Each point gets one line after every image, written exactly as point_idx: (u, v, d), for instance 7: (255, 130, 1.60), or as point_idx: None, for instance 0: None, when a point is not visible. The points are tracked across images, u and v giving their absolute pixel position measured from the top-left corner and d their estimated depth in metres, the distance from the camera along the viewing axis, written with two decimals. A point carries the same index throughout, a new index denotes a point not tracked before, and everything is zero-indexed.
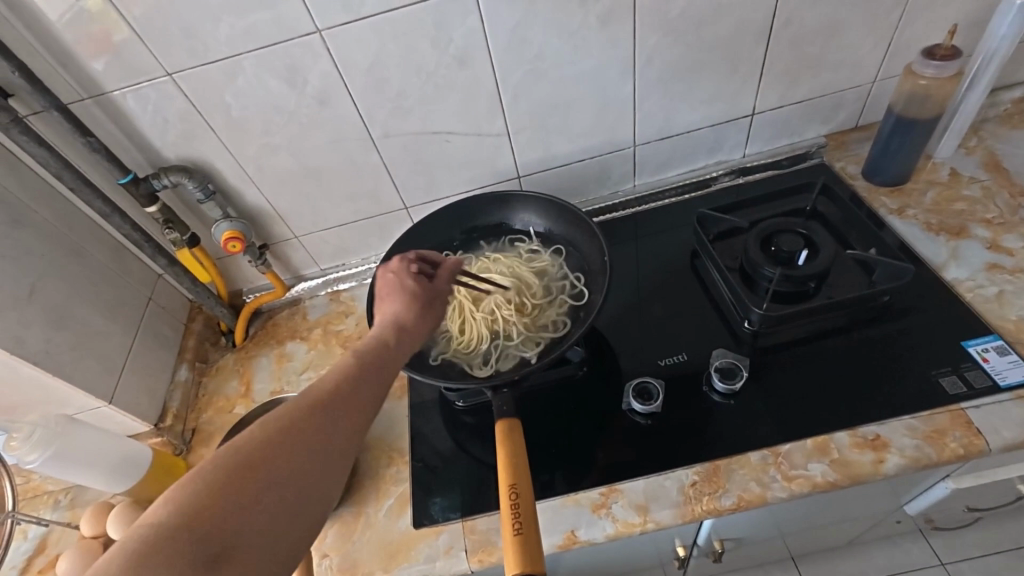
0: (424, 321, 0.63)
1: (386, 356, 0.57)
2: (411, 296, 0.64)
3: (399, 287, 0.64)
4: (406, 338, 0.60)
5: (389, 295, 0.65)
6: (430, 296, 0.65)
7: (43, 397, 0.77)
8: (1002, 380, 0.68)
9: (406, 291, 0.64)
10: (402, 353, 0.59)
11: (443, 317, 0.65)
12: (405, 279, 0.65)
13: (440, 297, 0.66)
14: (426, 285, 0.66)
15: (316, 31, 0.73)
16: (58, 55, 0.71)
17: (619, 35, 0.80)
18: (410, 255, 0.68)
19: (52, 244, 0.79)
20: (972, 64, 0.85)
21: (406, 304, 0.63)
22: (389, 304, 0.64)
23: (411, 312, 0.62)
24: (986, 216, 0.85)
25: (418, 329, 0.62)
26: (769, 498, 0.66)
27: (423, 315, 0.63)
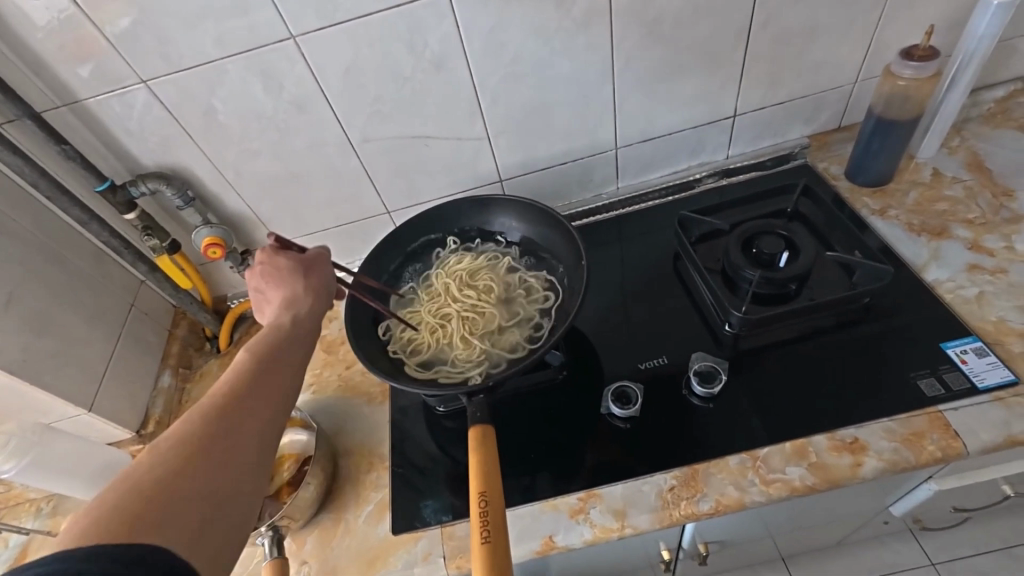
0: (315, 287, 0.66)
1: (296, 333, 0.61)
2: (291, 271, 0.67)
3: (285, 275, 0.66)
4: (309, 309, 0.64)
5: (269, 285, 0.66)
6: (306, 266, 0.68)
7: (21, 406, 0.76)
8: (980, 382, 0.68)
9: (282, 270, 0.66)
10: (302, 333, 0.61)
11: (330, 275, 0.69)
12: (274, 257, 0.67)
13: (317, 261, 0.69)
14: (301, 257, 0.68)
15: (290, 37, 0.73)
16: (31, 64, 0.71)
17: (596, 38, 0.80)
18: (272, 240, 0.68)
19: (29, 252, 0.79)
20: (952, 65, 0.84)
21: (299, 287, 0.65)
22: (274, 293, 0.66)
23: (306, 284, 0.66)
24: (968, 216, 0.85)
25: (317, 298, 0.66)
26: (746, 502, 0.66)
27: (310, 291, 0.66)
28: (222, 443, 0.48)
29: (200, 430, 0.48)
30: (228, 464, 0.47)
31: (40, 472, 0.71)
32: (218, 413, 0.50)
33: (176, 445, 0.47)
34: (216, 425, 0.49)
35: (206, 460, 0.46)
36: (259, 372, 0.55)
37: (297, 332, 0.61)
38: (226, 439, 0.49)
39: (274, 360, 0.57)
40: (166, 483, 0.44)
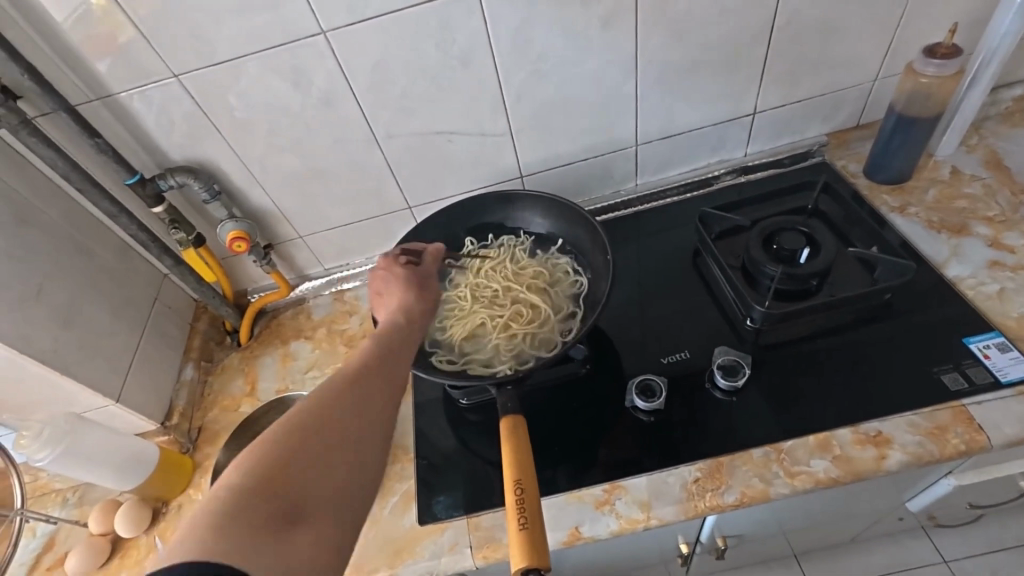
0: (427, 297, 0.70)
1: (408, 336, 0.63)
2: (406, 283, 0.70)
3: (393, 279, 0.71)
4: (410, 311, 0.66)
5: (386, 290, 0.70)
6: (420, 278, 0.72)
7: (51, 396, 0.77)
8: (1003, 376, 0.69)
9: (400, 279, 0.70)
10: (413, 338, 0.63)
11: (439, 292, 0.72)
12: (393, 267, 0.72)
13: (429, 276, 0.73)
14: (415, 269, 0.72)
15: (321, 32, 0.74)
16: (66, 58, 0.72)
17: (620, 35, 0.81)
18: (396, 251, 0.75)
19: (60, 244, 0.80)
20: (973, 63, 0.85)
21: (405, 292, 0.68)
22: (388, 299, 0.69)
23: (413, 295, 0.68)
24: (987, 214, 0.85)
25: (423, 314, 0.67)
26: (771, 494, 0.67)
27: (415, 293, 0.69)
28: (318, 456, 0.47)
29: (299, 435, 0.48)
30: (332, 467, 0.47)
31: (72, 462, 0.73)
32: (318, 420, 0.49)
33: (305, 422, 0.49)
34: (315, 432, 0.48)
35: (305, 467, 0.46)
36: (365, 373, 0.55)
37: (410, 336, 0.63)
38: (326, 448, 0.48)
39: (383, 363, 0.57)
40: (270, 486, 0.43)
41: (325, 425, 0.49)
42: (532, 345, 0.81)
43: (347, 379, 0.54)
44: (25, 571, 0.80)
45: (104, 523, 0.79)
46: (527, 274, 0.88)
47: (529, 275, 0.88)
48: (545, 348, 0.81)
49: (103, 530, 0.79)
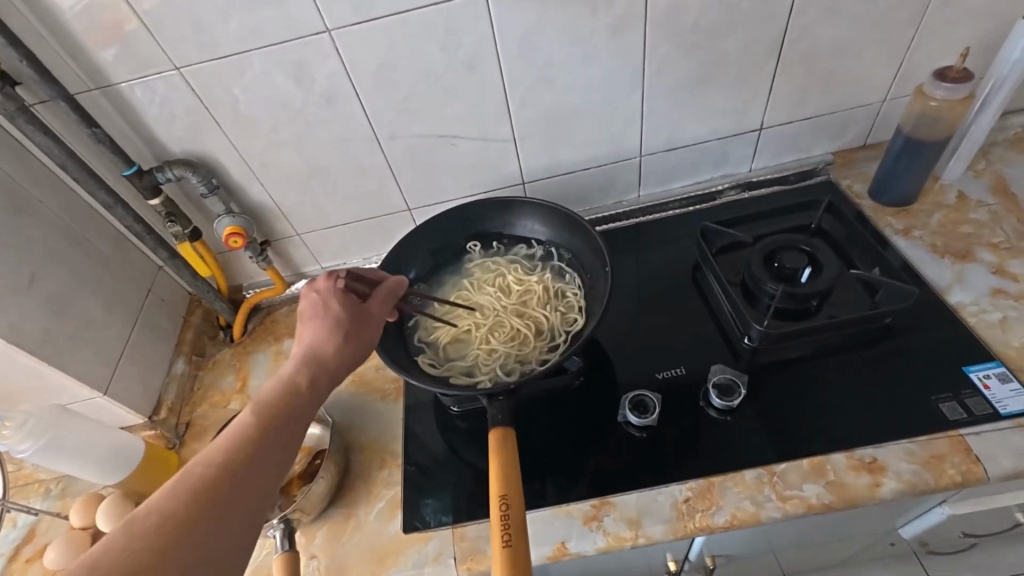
0: (354, 349, 0.61)
1: (314, 375, 0.58)
2: (335, 320, 0.62)
3: (324, 311, 0.62)
4: (325, 352, 0.60)
5: (312, 317, 0.62)
6: (356, 318, 0.63)
7: (38, 386, 0.76)
8: (1003, 408, 0.68)
9: (331, 315, 0.62)
10: (319, 393, 0.58)
11: (373, 343, 0.63)
12: (329, 294, 0.63)
13: (369, 319, 0.64)
14: (354, 305, 0.63)
15: (326, 31, 0.73)
16: (67, 45, 0.71)
17: (628, 46, 0.80)
18: (341, 274, 0.66)
19: (54, 233, 0.79)
20: (983, 88, 0.84)
21: (328, 333, 0.61)
22: (309, 330, 0.61)
23: (331, 323, 0.61)
24: (992, 240, 0.84)
25: (338, 343, 0.60)
26: (762, 518, 0.66)
27: (335, 337, 0.60)
28: (186, 537, 0.44)
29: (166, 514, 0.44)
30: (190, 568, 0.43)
31: (54, 454, 0.72)
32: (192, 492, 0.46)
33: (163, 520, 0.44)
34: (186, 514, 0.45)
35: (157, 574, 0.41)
36: (250, 437, 0.51)
37: (316, 371, 0.59)
38: (195, 532, 0.44)
39: (279, 418, 0.54)
40: None
41: (195, 505, 0.46)
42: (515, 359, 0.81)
43: (233, 442, 0.51)
44: (3, 561, 0.79)
45: (86, 517, 0.78)
46: (527, 286, 0.88)
47: (528, 287, 0.88)
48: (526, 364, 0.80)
49: (84, 524, 0.78)
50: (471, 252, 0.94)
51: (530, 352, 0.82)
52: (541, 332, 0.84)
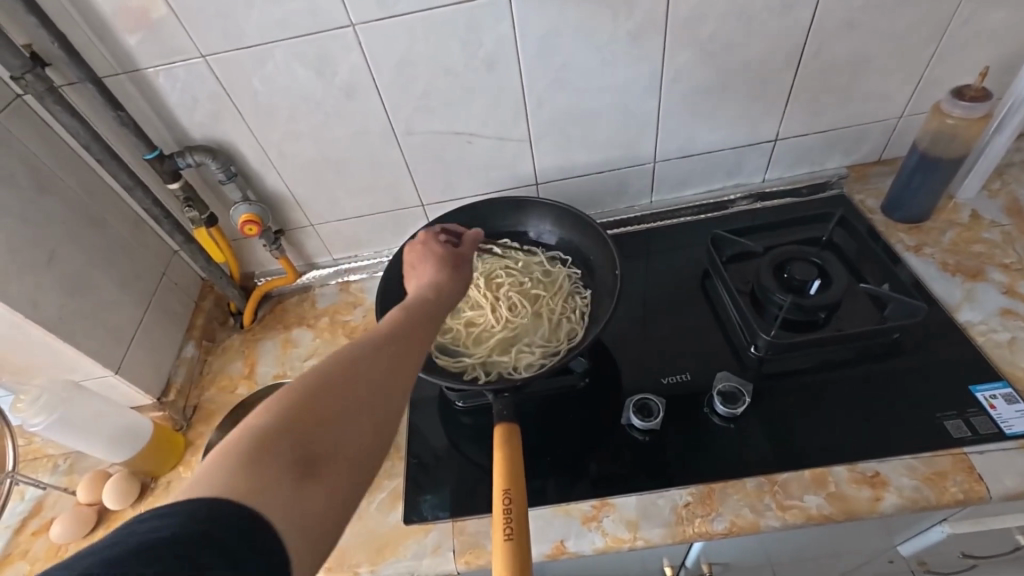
0: (461, 274, 0.67)
1: (432, 308, 0.59)
2: (437, 256, 0.68)
3: (428, 254, 0.69)
4: (450, 290, 0.63)
5: (419, 263, 0.69)
6: (456, 256, 0.69)
7: (52, 361, 0.78)
8: (1008, 428, 0.68)
9: (435, 254, 0.69)
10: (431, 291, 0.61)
11: (470, 276, 0.68)
12: (428, 243, 0.70)
13: (465, 255, 0.70)
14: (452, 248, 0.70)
15: (350, 24, 0.74)
16: (97, 29, 0.72)
17: (647, 52, 0.81)
18: (437, 228, 0.76)
19: (74, 213, 0.80)
20: (1001, 109, 0.84)
21: (436, 265, 0.67)
22: (420, 270, 0.67)
23: (448, 268, 0.66)
24: (1004, 260, 0.84)
25: (458, 283, 0.65)
26: (761, 526, 0.66)
27: (451, 267, 0.67)
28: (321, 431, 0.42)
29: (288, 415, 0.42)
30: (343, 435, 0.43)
31: (64, 430, 0.73)
32: (305, 401, 0.43)
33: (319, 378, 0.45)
34: (307, 423, 0.42)
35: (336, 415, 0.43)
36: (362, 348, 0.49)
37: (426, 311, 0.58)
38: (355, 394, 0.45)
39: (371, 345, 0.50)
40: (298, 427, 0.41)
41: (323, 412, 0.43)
42: (512, 363, 0.81)
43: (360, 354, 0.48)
44: (10, 533, 0.80)
45: (93, 494, 0.79)
46: (547, 293, 0.87)
47: (547, 295, 0.87)
48: (523, 368, 0.80)
49: (90, 500, 0.79)
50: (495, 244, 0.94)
51: (533, 354, 0.82)
52: (546, 339, 0.83)
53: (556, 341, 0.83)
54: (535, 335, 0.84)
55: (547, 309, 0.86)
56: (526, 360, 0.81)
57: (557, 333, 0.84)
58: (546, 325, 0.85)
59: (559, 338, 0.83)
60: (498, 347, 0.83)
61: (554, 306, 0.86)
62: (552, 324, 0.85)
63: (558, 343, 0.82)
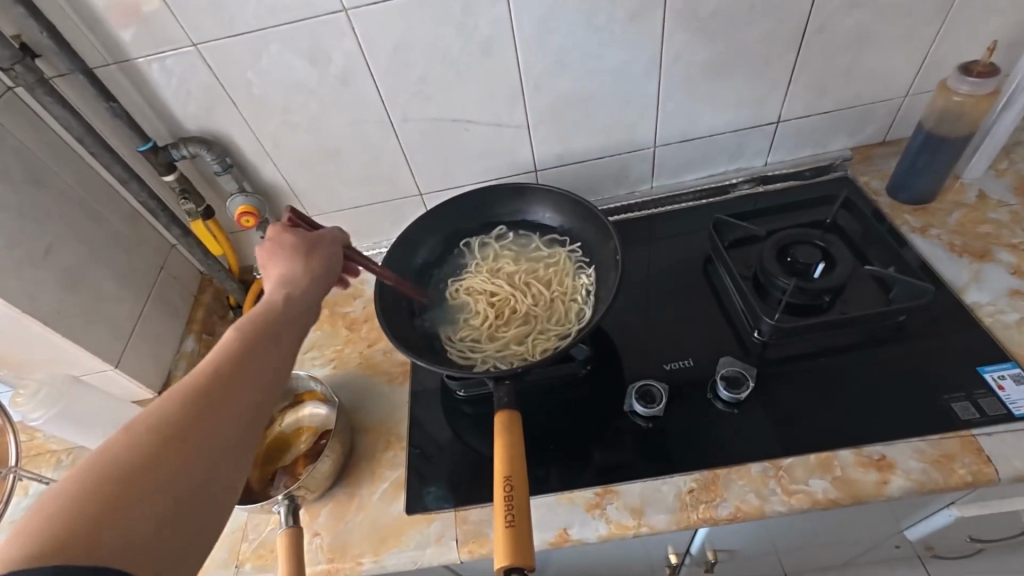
0: (323, 265, 0.64)
1: (280, 321, 0.55)
2: (298, 253, 0.63)
3: (285, 248, 0.63)
4: (302, 294, 0.60)
5: (270, 261, 0.63)
6: (313, 245, 0.65)
7: (51, 356, 0.78)
8: (1017, 409, 0.67)
9: (286, 246, 0.64)
10: (294, 303, 0.58)
11: (332, 263, 0.65)
12: (280, 234, 0.65)
13: (324, 241, 0.66)
14: (308, 237, 0.65)
15: (343, 10, 0.73)
16: (87, 19, 0.71)
17: (646, 33, 0.79)
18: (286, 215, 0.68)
19: (70, 207, 0.79)
20: (1009, 85, 0.82)
21: (296, 262, 0.63)
22: (281, 266, 0.62)
23: (305, 261, 0.63)
24: (1012, 240, 0.83)
25: (314, 283, 0.62)
26: (767, 511, 0.65)
27: (302, 263, 0.62)
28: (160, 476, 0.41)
29: (100, 478, 0.39)
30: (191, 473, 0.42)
31: (66, 423, 0.72)
32: (120, 462, 0.40)
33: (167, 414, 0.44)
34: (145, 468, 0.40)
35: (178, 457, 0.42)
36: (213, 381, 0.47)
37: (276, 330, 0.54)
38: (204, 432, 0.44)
39: (233, 380, 0.48)
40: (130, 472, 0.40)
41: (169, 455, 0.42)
42: (528, 350, 0.80)
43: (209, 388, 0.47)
44: None
45: None
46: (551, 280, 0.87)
47: (551, 282, 0.87)
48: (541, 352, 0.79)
49: None
50: (489, 235, 0.93)
51: (548, 338, 0.81)
52: (558, 324, 0.83)
53: (570, 324, 0.82)
54: (547, 320, 0.84)
55: (554, 295, 0.85)
56: (542, 346, 0.81)
57: (569, 316, 0.83)
58: (556, 310, 0.84)
59: (569, 320, 0.83)
60: (510, 335, 0.82)
61: (560, 292, 0.85)
62: (562, 308, 0.84)
63: (570, 324, 0.82)
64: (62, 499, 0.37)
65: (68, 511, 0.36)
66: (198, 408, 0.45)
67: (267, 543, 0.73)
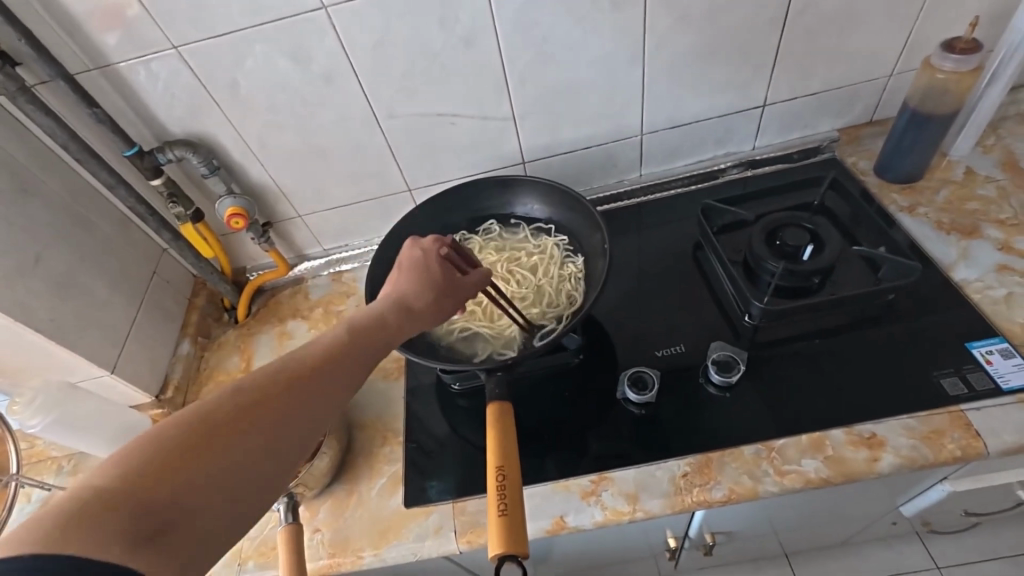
0: (444, 302, 0.63)
1: (366, 346, 0.56)
2: (425, 276, 0.62)
3: (422, 269, 0.63)
4: (414, 325, 0.60)
5: (400, 270, 0.63)
6: (448, 285, 0.63)
7: (46, 363, 0.78)
8: (1005, 383, 0.67)
9: (426, 271, 0.63)
10: (398, 332, 0.59)
11: (453, 312, 0.63)
12: (431, 257, 0.63)
13: (463, 285, 0.64)
14: (450, 274, 0.64)
15: (322, 7, 0.72)
16: (66, 25, 0.71)
17: (629, 20, 0.79)
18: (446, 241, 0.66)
19: (58, 215, 0.80)
20: (993, 60, 0.82)
21: (417, 284, 0.62)
22: (401, 280, 0.62)
23: (427, 292, 0.62)
24: (999, 216, 0.83)
25: (425, 315, 0.61)
26: (760, 492, 0.66)
27: (434, 293, 0.62)
28: (200, 476, 0.41)
29: (154, 461, 0.40)
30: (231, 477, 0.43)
31: (64, 430, 0.72)
32: (174, 451, 0.41)
33: (231, 415, 0.45)
34: (187, 461, 0.41)
35: (225, 461, 0.43)
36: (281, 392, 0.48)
37: (364, 353, 0.55)
38: (254, 442, 0.45)
39: (297, 394, 0.49)
40: (175, 463, 0.41)
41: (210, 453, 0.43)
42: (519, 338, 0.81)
43: (270, 393, 0.48)
44: None
45: None
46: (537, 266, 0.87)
47: (537, 269, 0.87)
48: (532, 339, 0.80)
49: None
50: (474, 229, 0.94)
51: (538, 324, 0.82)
52: (546, 309, 0.84)
53: (558, 308, 0.83)
54: (535, 305, 0.84)
55: (540, 281, 0.86)
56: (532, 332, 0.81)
57: (557, 301, 0.84)
58: (544, 295, 0.85)
59: (557, 305, 0.83)
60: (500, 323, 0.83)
61: (547, 278, 0.86)
62: (550, 293, 0.85)
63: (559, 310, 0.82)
64: (134, 458, 0.40)
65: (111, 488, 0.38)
66: (274, 403, 0.47)
67: (269, 540, 0.74)
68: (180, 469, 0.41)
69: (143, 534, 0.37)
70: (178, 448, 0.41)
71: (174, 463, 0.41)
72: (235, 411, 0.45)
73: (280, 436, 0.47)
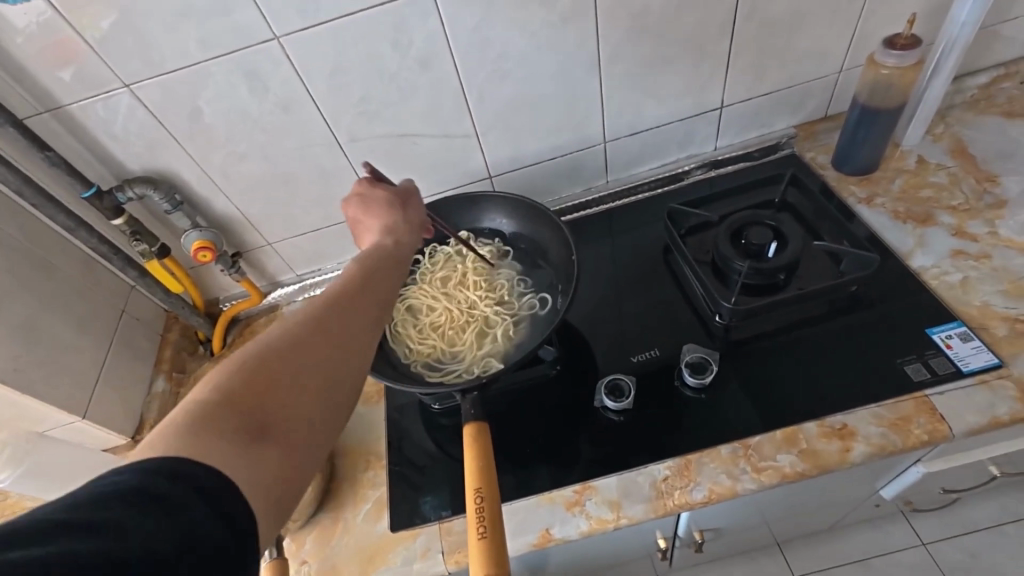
0: (413, 219, 0.67)
1: (390, 263, 0.60)
2: (388, 201, 0.67)
3: (373, 202, 0.67)
4: (406, 239, 0.64)
5: (366, 214, 0.67)
6: (403, 198, 0.69)
7: (13, 413, 0.76)
8: (964, 365, 0.70)
9: (380, 201, 0.67)
10: (400, 249, 0.63)
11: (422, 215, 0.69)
12: (372, 189, 0.68)
13: (411, 195, 0.70)
14: (392, 189, 0.69)
15: (274, 38, 0.72)
16: (12, 71, 0.70)
17: (581, 34, 0.80)
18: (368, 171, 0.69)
19: (18, 261, 0.78)
20: (934, 53, 0.85)
21: (387, 212, 0.66)
22: (370, 220, 0.66)
23: (405, 214, 0.67)
24: (952, 203, 0.86)
25: (411, 231, 0.66)
26: (738, 490, 0.67)
27: (399, 219, 0.66)
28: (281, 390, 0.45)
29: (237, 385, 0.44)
30: (306, 386, 0.46)
31: (34, 482, 0.71)
32: (251, 375, 0.44)
33: (286, 332, 0.48)
34: (266, 379, 0.45)
35: (295, 375, 0.46)
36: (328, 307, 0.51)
37: (387, 273, 0.58)
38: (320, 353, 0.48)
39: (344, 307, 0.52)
40: (255, 384, 0.44)
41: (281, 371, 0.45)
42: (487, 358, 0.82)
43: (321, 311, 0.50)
44: None
45: None
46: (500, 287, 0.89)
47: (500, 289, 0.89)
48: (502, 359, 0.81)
49: None
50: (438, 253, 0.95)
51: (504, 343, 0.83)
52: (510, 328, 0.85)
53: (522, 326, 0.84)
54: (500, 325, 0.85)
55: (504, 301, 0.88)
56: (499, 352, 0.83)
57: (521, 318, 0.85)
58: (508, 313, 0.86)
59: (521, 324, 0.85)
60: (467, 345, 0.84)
61: (510, 298, 0.88)
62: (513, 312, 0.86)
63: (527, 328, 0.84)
64: (213, 387, 0.43)
65: (204, 414, 0.41)
66: (327, 315, 0.50)
67: None
68: (264, 386, 0.44)
69: (248, 443, 0.41)
70: (251, 374, 0.45)
71: (253, 383, 0.44)
72: (294, 329, 0.48)
73: (337, 347, 0.49)
